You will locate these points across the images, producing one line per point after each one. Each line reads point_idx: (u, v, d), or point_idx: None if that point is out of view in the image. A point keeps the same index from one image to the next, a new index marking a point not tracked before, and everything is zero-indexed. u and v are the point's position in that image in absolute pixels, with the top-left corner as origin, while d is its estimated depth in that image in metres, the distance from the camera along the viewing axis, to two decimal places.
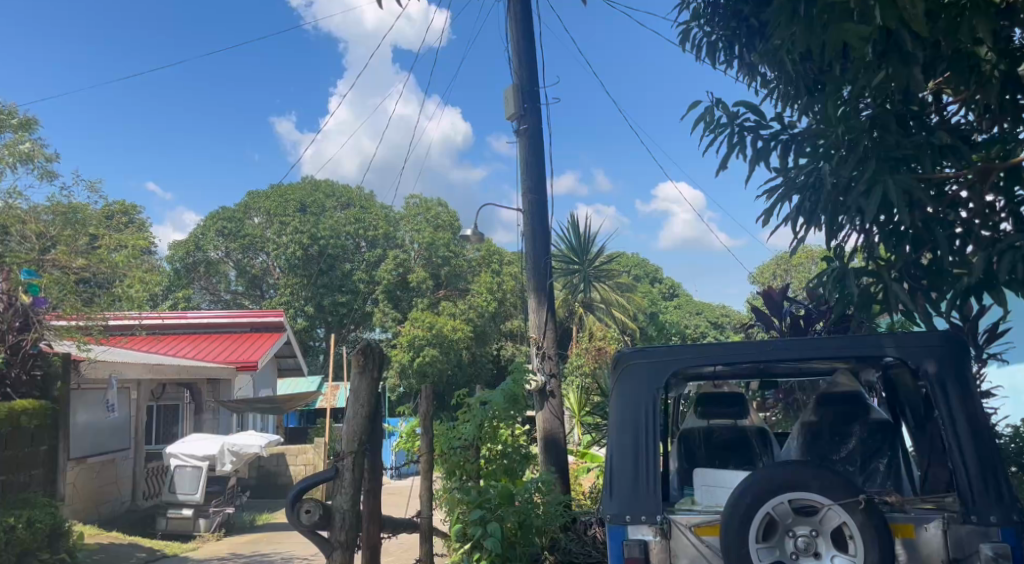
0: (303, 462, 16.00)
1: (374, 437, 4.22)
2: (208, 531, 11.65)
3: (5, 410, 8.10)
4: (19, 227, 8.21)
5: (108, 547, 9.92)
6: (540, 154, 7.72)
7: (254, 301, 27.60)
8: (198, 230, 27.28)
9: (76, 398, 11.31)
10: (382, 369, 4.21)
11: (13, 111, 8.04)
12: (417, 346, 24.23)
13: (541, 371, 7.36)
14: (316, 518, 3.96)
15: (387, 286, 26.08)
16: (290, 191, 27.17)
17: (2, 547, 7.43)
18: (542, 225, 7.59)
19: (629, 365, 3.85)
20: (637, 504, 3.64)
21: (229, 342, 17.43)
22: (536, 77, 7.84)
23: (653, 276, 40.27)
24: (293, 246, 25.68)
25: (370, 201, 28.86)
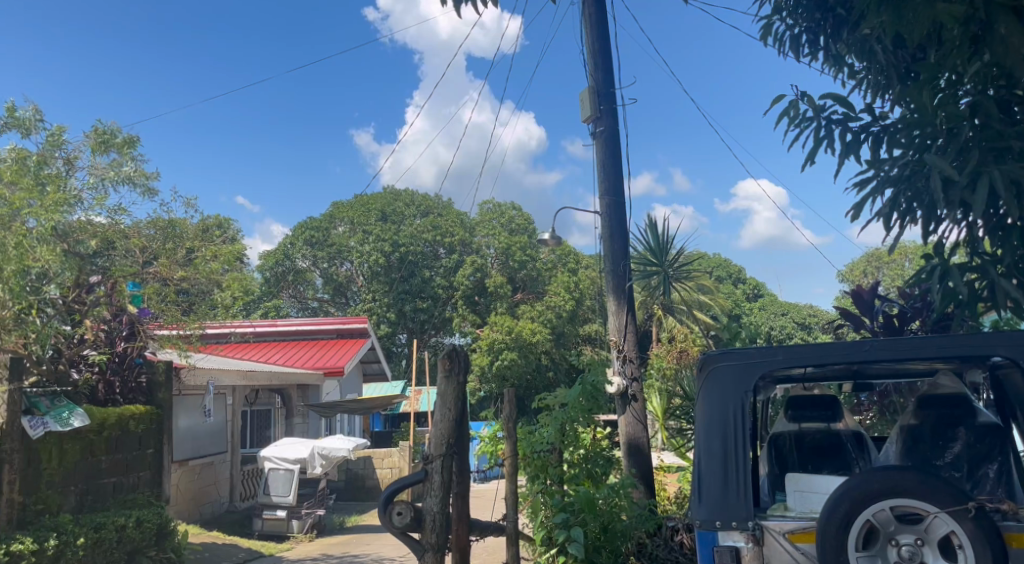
0: (389, 466, 16.29)
1: (462, 441, 4.27)
2: (302, 532, 12.02)
3: (115, 415, 8.64)
4: (123, 243, 8.56)
5: (209, 546, 10.37)
6: (617, 155, 7.67)
7: (340, 308, 28.35)
8: (286, 240, 28.29)
9: (178, 404, 11.91)
10: (468, 374, 4.27)
11: (117, 130, 8.48)
12: (497, 350, 24.40)
13: (623, 375, 7.28)
14: (408, 520, 4.05)
15: (466, 291, 26.43)
16: (372, 200, 27.92)
17: (113, 544, 7.88)
18: (621, 227, 7.55)
19: (716, 367, 3.78)
20: (727, 509, 3.57)
21: (317, 348, 17.99)
22: (612, 79, 7.81)
23: (736, 277, 39.46)
24: (376, 254, 26.34)
25: (448, 208, 29.33)
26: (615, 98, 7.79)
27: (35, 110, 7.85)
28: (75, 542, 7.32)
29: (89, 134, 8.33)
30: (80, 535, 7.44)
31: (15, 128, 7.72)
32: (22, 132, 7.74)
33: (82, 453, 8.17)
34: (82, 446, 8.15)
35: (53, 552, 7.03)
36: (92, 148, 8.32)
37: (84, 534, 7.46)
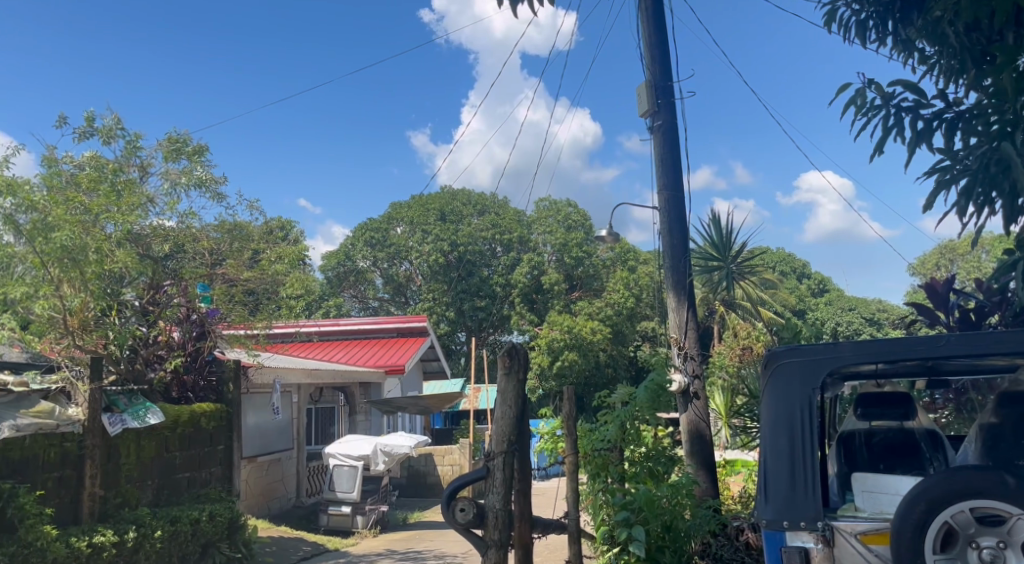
0: (449, 463, 16.42)
1: (522, 439, 4.27)
2: (365, 528, 12.22)
3: (187, 412, 8.91)
4: (193, 245, 9.07)
5: (278, 540, 10.64)
6: (676, 150, 7.57)
7: (400, 307, 28.73)
8: (347, 241, 28.80)
9: (246, 402, 12.25)
10: (528, 371, 4.27)
11: (187, 138, 8.78)
12: (556, 349, 24.30)
13: (684, 373, 7.20)
14: (470, 516, 4.09)
15: (523, 289, 26.47)
16: (430, 200, 28.20)
17: (189, 537, 8.15)
18: (679, 221, 7.44)
19: (781, 364, 3.72)
20: (795, 509, 3.49)
21: (378, 347, 18.29)
22: (670, 72, 7.71)
23: (800, 271, 38.56)
24: (434, 254, 26.60)
25: (504, 206, 29.42)
26: (674, 91, 7.68)
27: (112, 119, 8.17)
28: (153, 535, 7.59)
29: (162, 142, 8.64)
30: (157, 528, 7.70)
31: (94, 135, 8.05)
32: (100, 139, 8.07)
33: (158, 449, 8.47)
34: (158, 442, 8.47)
35: (132, 544, 7.31)
36: (163, 156, 8.62)
37: (160, 527, 7.72)
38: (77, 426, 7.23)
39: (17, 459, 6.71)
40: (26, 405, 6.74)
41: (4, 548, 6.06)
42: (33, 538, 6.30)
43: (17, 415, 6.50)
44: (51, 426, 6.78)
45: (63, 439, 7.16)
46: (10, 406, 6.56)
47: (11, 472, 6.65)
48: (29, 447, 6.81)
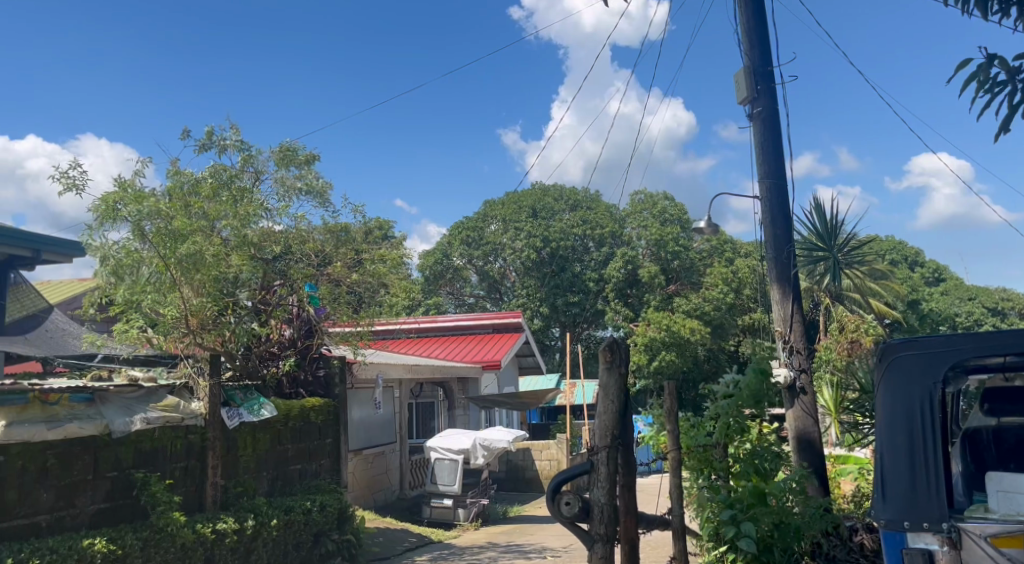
0: (547, 458, 16.46)
1: (625, 433, 4.23)
2: (467, 521, 12.46)
3: (298, 407, 9.30)
4: (301, 248, 9.39)
5: (384, 530, 10.96)
6: (777, 137, 7.33)
7: (494, 303, 29.01)
8: (443, 240, 29.31)
9: (352, 397, 12.69)
10: (630, 365, 4.24)
11: (295, 145, 9.13)
12: (654, 348, 23.83)
13: (790, 367, 6.97)
14: (576, 510, 4.07)
15: (618, 284, 26.29)
16: (522, 198, 28.40)
17: (302, 526, 8.51)
18: (782, 211, 7.21)
19: (898, 357, 3.62)
20: (917, 509, 3.34)
21: (474, 342, 18.57)
22: (769, 57, 7.47)
23: (911, 260, 36.72)
24: (528, 251, 26.71)
25: (597, 201, 29.27)
26: (773, 77, 7.45)
27: (227, 131, 8.61)
28: (269, 524, 7.97)
29: (273, 150, 9.03)
30: (273, 517, 8.09)
31: (212, 147, 8.50)
32: (219, 150, 8.52)
33: (272, 441, 8.88)
34: (272, 435, 8.87)
35: (251, 532, 7.70)
36: (274, 162, 9.03)
37: (276, 516, 8.10)
38: (199, 419, 7.65)
39: (148, 450, 7.18)
40: (154, 400, 7.19)
41: (139, 533, 6.52)
42: (163, 524, 6.75)
43: (147, 408, 6.95)
44: (177, 419, 7.24)
45: (187, 432, 7.61)
46: (141, 399, 7.02)
47: (144, 462, 7.12)
48: (159, 439, 7.27)
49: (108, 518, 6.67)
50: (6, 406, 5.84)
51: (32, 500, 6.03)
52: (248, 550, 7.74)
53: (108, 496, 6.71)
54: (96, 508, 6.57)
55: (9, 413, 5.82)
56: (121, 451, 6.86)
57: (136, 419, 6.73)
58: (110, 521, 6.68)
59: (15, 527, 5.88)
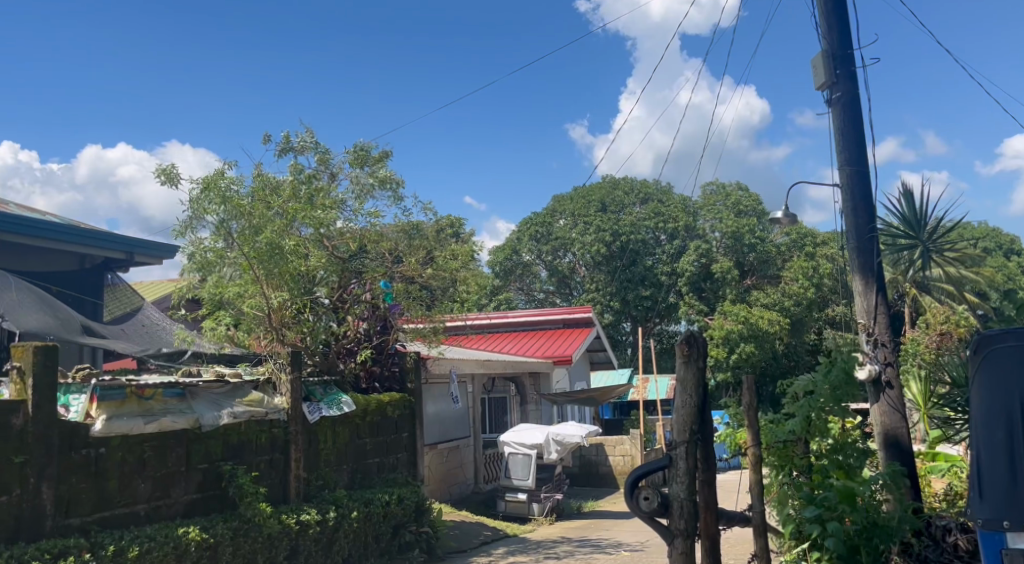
0: (621, 454, 16.34)
1: (705, 428, 4.16)
2: (542, 515, 12.52)
3: (375, 401, 9.48)
4: (376, 247, 9.56)
5: (460, 523, 11.09)
6: (858, 123, 7.07)
7: (564, 298, 28.93)
8: (513, 236, 29.38)
9: (426, 392, 12.89)
10: (707, 358, 4.15)
11: (369, 146, 9.33)
12: (732, 341, 23.31)
13: (874, 360, 6.68)
14: (655, 505, 4.05)
15: (691, 278, 26.00)
16: (592, 192, 28.20)
17: (381, 519, 8.68)
18: (865, 198, 6.96)
19: (992, 353, 3.89)
20: (1014, 506, 3.49)
21: (545, 337, 18.59)
22: (849, 40, 7.21)
23: (1007, 248, 34.94)
24: (598, 245, 26.51)
25: (668, 193, 28.85)
26: (853, 61, 7.18)
27: (305, 134, 8.86)
28: (350, 515, 8.18)
29: (348, 151, 9.24)
30: (354, 509, 8.30)
31: (292, 149, 8.75)
32: (297, 151, 8.77)
33: (351, 435, 9.10)
34: (351, 429, 9.09)
35: (333, 523, 7.92)
36: (350, 163, 9.24)
37: (356, 508, 8.31)
38: (282, 413, 7.95)
39: (236, 443, 7.45)
40: (240, 395, 7.49)
41: (229, 523, 6.81)
42: (251, 514, 7.02)
43: (233, 403, 7.28)
44: (262, 414, 7.55)
45: (272, 426, 7.85)
46: (227, 394, 7.33)
47: (232, 454, 7.39)
48: (245, 432, 7.53)
49: (200, 508, 6.96)
50: (107, 401, 6.19)
51: (131, 491, 6.35)
52: (330, 542, 7.96)
53: (200, 487, 7.00)
54: (189, 498, 6.87)
55: (109, 407, 6.18)
56: (211, 444, 7.14)
57: (224, 414, 7.08)
58: (201, 511, 6.98)
59: (117, 515, 6.21)
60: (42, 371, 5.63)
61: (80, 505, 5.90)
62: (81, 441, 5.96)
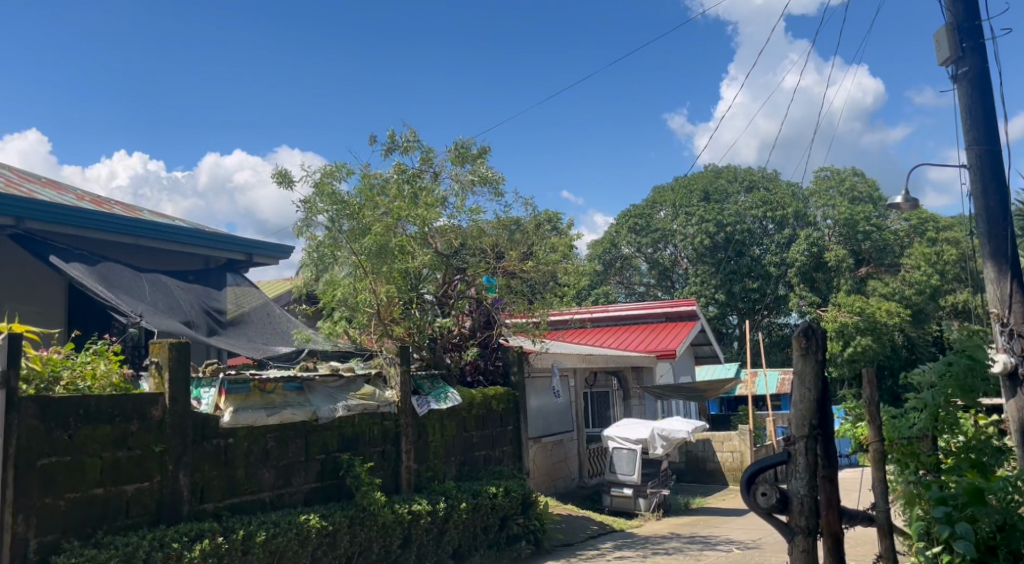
0: (729, 450, 15.95)
1: (825, 423, 3.99)
2: (649, 511, 12.36)
3: (481, 395, 9.66)
4: (479, 243, 9.67)
5: (566, 517, 11.10)
6: (988, 98, 6.62)
7: (666, 291, 28.43)
8: (612, 229, 29.10)
9: (529, 386, 12.99)
10: (826, 351, 3.94)
11: (470, 143, 9.45)
12: (848, 334, 22.17)
13: (1009, 352, 6.29)
14: (774, 501, 3.93)
15: (802, 268, 24.94)
16: (693, 181, 27.58)
17: (489, 511, 8.81)
18: (996, 179, 6.50)
19: None
20: None
21: (648, 331, 18.37)
22: (975, 10, 6.74)
23: None
24: (701, 236, 25.93)
25: (774, 181, 27.91)
26: (982, 32, 6.71)
27: (410, 133, 9.09)
28: (459, 506, 8.34)
29: (449, 149, 9.41)
30: (462, 500, 8.45)
31: (396, 149, 8.99)
32: (402, 151, 9.00)
33: (458, 428, 9.27)
34: (458, 422, 9.25)
35: (443, 513, 8.10)
36: (451, 161, 9.41)
37: (465, 499, 8.47)
38: (393, 406, 8.17)
39: (350, 435, 7.72)
40: (353, 389, 7.83)
41: (346, 511, 7.08)
42: (367, 503, 7.29)
43: (347, 397, 7.63)
44: (374, 407, 7.87)
45: (383, 418, 8.10)
46: (341, 388, 7.70)
47: (347, 445, 7.67)
48: (359, 425, 7.80)
49: (319, 496, 7.28)
50: (234, 394, 6.60)
51: (257, 480, 6.69)
52: (441, 532, 8.14)
53: (320, 477, 7.33)
54: (308, 486, 7.19)
55: (235, 400, 6.60)
56: (327, 436, 7.44)
57: (339, 406, 7.43)
58: (320, 499, 7.29)
59: (245, 501, 6.56)
60: (177, 365, 6.01)
61: (211, 492, 6.27)
62: (212, 432, 6.32)
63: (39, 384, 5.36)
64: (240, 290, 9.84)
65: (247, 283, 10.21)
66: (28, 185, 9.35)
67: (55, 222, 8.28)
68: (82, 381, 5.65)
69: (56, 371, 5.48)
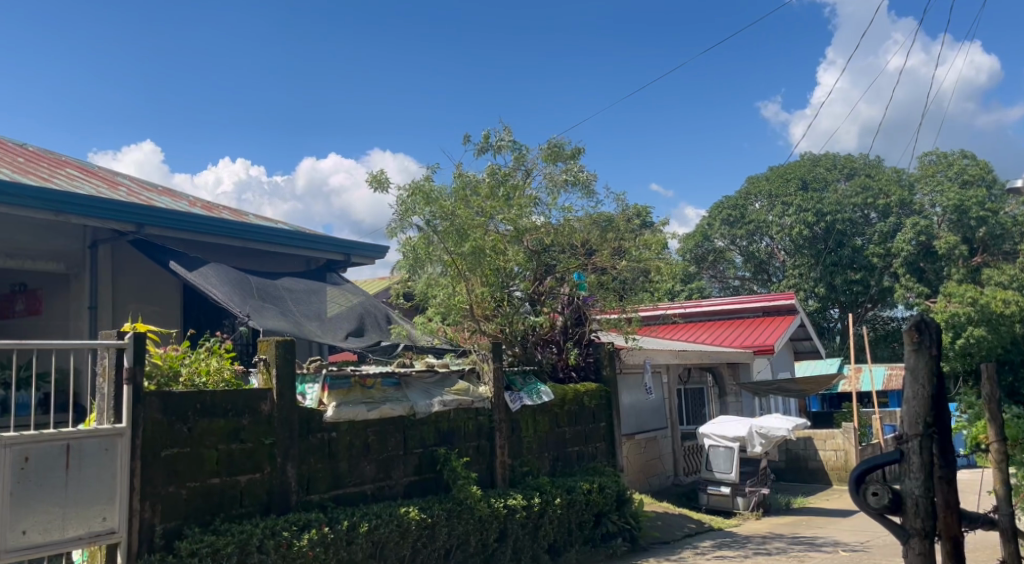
0: (833, 448, 15.37)
1: (942, 421, 3.79)
2: (748, 510, 12.07)
3: (573, 391, 9.65)
4: (571, 240, 9.65)
5: (663, 515, 10.96)
6: None
7: (762, 285, 27.62)
8: (704, 221, 28.38)
9: (621, 382, 12.88)
10: (942, 345, 3.73)
11: (564, 143, 9.45)
12: (959, 325, 20.78)
13: None
14: (886, 501, 3.75)
15: (908, 258, 23.84)
16: (790, 170, 26.64)
17: (584, 507, 8.80)
18: None
19: None
20: None
21: (744, 326, 17.88)
22: None
23: None
24: (799, 226, 24.91)
25: (876, 167, 26.71)
26: None
27: (503, 133, 9.16)
28: (554, 502, 8.38)
29: (543, 148, 9.43)
30: (557, 496, 8.48)
31: (490, 149, 9.08)
32: (496, 150, 9.09)
33: (552, 424, 9.30)
34: (551, 418, 9.28)
35: (538, 508, 8.16)
36: (544, 160, 9.43)
37: (559, 495, 8.51)
38: (487, 401, 8.29)
39: (446, 429, 7.86)
40: (449, 384, 7.98)
41: (444, 505, 7.22)
42: (464, 497, 7.42)
43: (443, 392, 7.79)
44: (469, 402, 7.98)
45: (478, 413, 8.20)
46: (437, 383, 7.85)
47: (443, 440, 7.81)
48: (454, 420, 7.93)
49: (418, 489, 7.45)
50: (336, 390, 6.85)
51: (358, 473, 6.90)
52: (536, 526, 8.20)
53: (417, 471, 7.48)
54: (407, 480, 7.36)
55: (338, 395, 6.83)
56: (424, 431, 7.60)
57: (435, 401, 7.60)
58: (419, 492, 7.46)
59: (348, 493, 6.79)
60: (283, 362, 6.27)
61: (317, 483, 6.53)
62: (317, 426, 6.56)
63: (160, 380, 5.71)
64: (341, 288, 10.15)
65: (345, 282, 10.57)
66: (147, 193, 9.93)
67: (171, 226, 8.76)
68: (197, 377, 5.96)
69: (175, 367, 5.82)
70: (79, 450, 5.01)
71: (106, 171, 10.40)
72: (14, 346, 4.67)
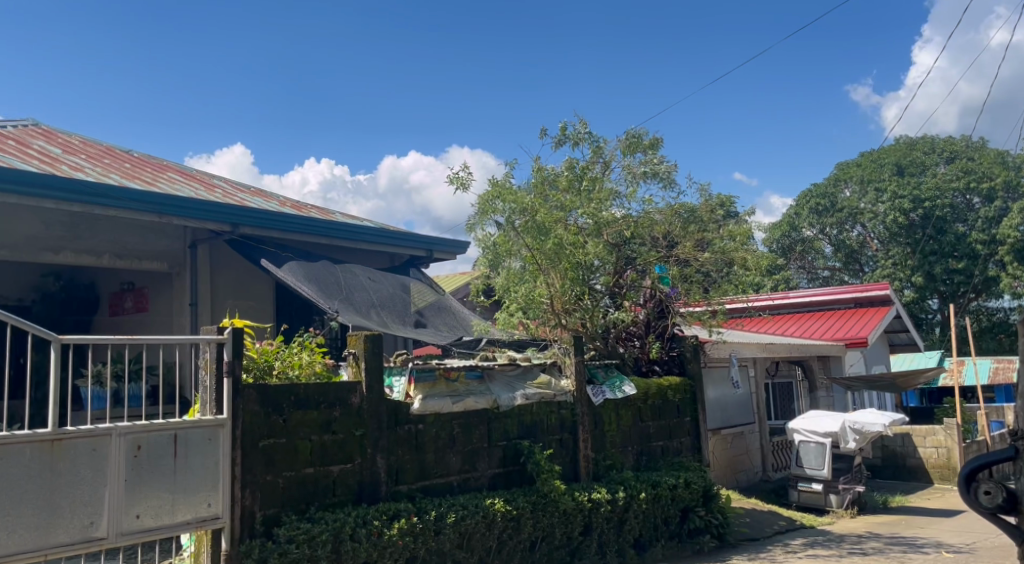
0: (933, 445, 14.67)
1: None
2: (841, 508, 11.67)
3: (656, 387, 9.51)
4: (651, 231, 9.47)
5: (751, 512, 10.69)
6: None
7: (854, 276, 26.57)
8: (791, 211, 27.42)
9: (706, 376, 12.61)
10: None
11: (643, 133, 9.31)
12: None
13: None
14: (1000, 500, 3.51)
15: (1014, 245, 22.45)
16: (884, 155, 25.64)
17: (669, 502, 8.67)
18: None
19: None
20: None
21: (835, 318, 17.25)
22: None
23: None
24: (893, 214, 23.90)
25: (978, 150, 25.30)
26: None
27: (581, 125, 9.10)
28: (639, 496, 8.26)
29: (621, 140, 9.33)
30: (641, 490, 8.37)
31: (567, 141, 9.04)
32: (573, 142, 9.04)
33: (634, 418, 9.19)
34: (633, 412, 9.17)
35: (623, 502, 8.08)
36: (622, 151, 9.33)
37: (644, 490, 8.38)
38: (569, 395, 8.28)
39: (529, 422, 7.88)
40: (531, 378, 8.04)
41: (529, 497, 7.25)
42: (548, 490, 7.40)
43: (525, 385, 7.86)
44: (551, 395, 8.04)
45: (560, 407, 8.20)
46: (519, 377, 7.91)
47: (527, 432, 7.84)
48: (537, 413, 7.94)
49: (502, 481, 7.50)
50: (421, 382, 6.94)
51: (445, 464, 6.99)
52: (621, 520, 8.13)
53: (502, 463, 7.53)
54: (492, 472, 7.42)
55: (424, 388, 6.94)
56: (508, 423, 7.65)
57: (518, 394, 7.67)
58: (503, 484, 7.51)
59: (435, 484, 6.89)
60: (371, 356, 6.41)
61: (405, 474, 6.65)
62: (404, 418, 6.69)
63: (256, 373, 5.96)
64: (419, 284, 10.25)
65: (426, 277, 10.72)
66: (240, 194, 10.35)
67: (263, 225, 9.08)
68: (291, 370, 6.18)
69: (269, 360, 6.06)
70: (186, 440, 5.27)
71: (203, 173, 10.89)
72: (127, 341, 4.93)
